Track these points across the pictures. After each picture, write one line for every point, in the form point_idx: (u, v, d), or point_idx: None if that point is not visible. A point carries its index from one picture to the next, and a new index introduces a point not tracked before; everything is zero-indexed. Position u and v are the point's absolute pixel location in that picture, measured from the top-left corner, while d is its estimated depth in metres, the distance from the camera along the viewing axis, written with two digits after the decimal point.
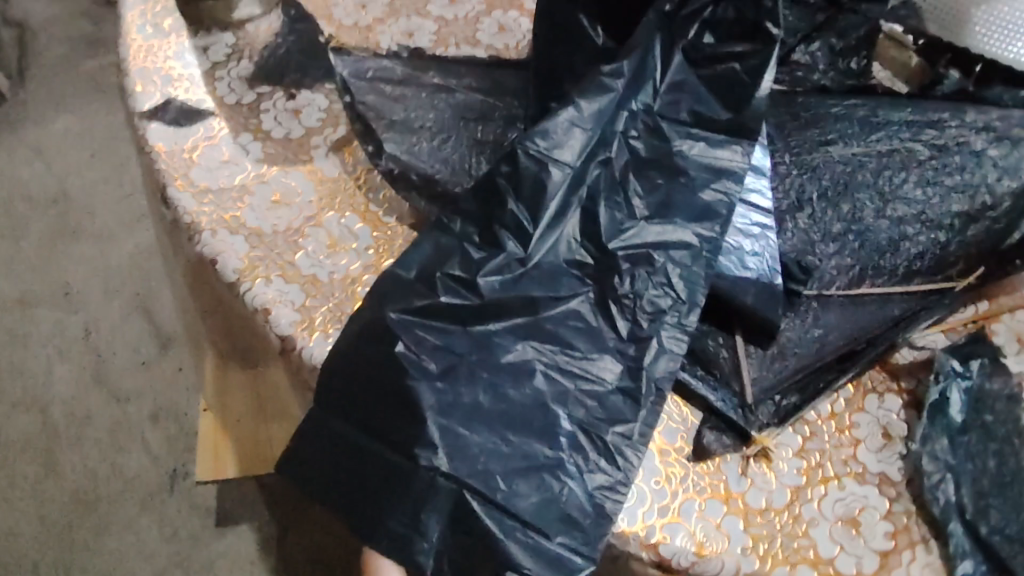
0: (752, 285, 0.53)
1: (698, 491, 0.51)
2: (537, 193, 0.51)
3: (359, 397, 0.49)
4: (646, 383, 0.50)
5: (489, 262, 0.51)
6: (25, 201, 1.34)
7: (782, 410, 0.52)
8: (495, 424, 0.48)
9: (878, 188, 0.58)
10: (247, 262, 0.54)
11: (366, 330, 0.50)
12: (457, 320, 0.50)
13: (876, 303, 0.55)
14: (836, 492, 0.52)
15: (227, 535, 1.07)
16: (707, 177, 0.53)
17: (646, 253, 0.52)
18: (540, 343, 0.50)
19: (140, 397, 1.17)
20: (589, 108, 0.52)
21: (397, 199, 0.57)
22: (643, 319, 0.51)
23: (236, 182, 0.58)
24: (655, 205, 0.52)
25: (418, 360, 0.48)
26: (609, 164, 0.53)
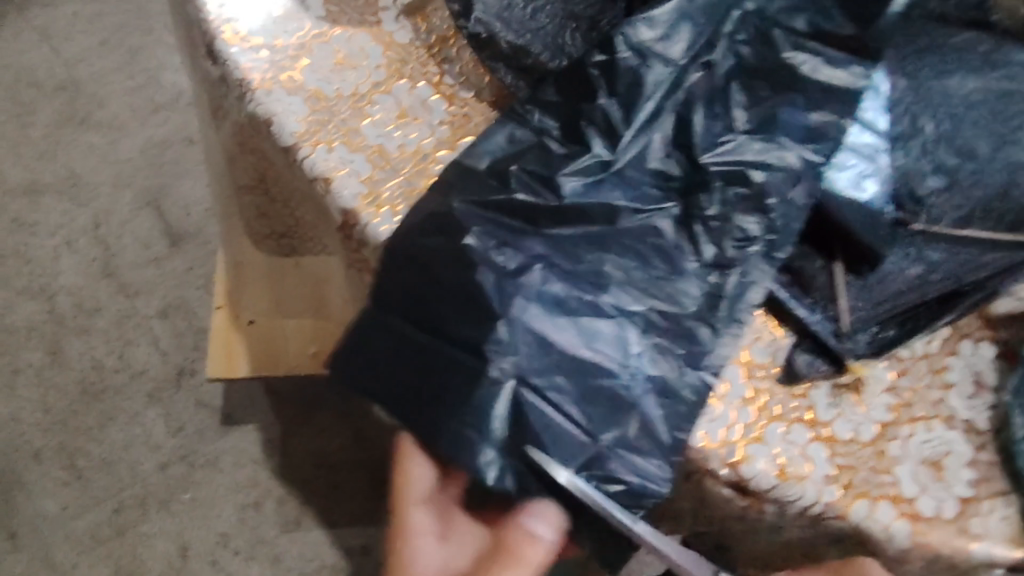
0: (859, 208, 0.49)
1: (782, 414, 0.46)
2: (630, 91, 0.47)
3: (418, 295, 0.44)
4: (725, 308, 0.45)
5: (576, 160, 0.47)
6: (35, 78, 1.28)
7: (877, 340, 0.48)
8: (568, 330, 0.44)
9: (993, 128, 0.52)
10: (306, 126, 0.49)
11: (434, 225, 0.45)
12: (529, 221, 0.45)
13: (988, 245, 0.49)
14: (925, 432, 0.47)
15: (232, 434, 1.05)
16: (819, 96, 0.46)
17: (741, 171, 0.46)
18: (619, 257, 0.45)
19: (150, 290, 1.13)
20: (701, 1, 0.48)
21: (475, 70, 0.52)
22: (731, 244, 0.45)
23: (293, 41, 0.52)
24: (758, 115, 0.46)
25: (488, 253, 0.44)
26: (712, 69, 0.47)
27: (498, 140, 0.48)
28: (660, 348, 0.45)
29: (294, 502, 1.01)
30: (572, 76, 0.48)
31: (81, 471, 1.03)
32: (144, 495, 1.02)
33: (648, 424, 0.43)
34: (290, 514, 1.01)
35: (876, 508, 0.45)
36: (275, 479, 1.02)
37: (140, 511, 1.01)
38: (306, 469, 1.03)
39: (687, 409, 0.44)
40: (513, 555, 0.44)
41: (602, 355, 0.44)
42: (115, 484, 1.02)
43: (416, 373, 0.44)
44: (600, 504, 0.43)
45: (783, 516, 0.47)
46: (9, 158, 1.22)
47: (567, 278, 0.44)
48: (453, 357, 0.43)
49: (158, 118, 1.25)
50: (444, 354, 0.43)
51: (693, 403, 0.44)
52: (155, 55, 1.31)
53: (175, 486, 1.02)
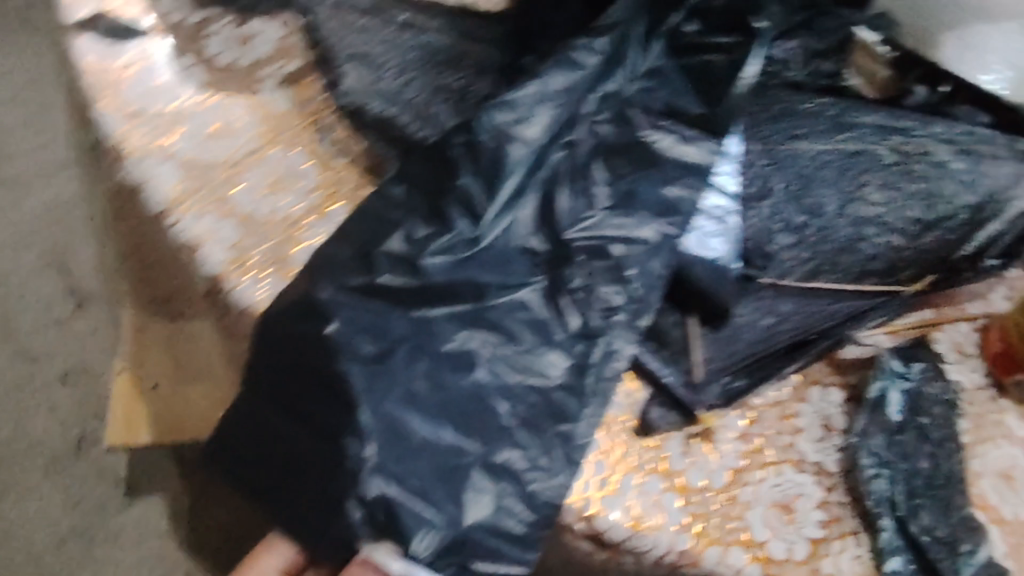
0: (710, 264, 0.53)
1: (637, 466, 0.49)
2: (492, 167, 0.48)
3: (290, 376, 0.45)
4: (590, 377, 0.48)
5: (438, 239, 0.48)
6: None
7: (731, 391, 0.51)
8: (432, 409, 0.45)
9: (839, 186, 0.58)
10: (177, 192, 0.50)
11: (300, 309, 0.46)
12: (396, 300, 0.46)
13: (831, 298, 0.54)
14: (776, 477, 0.50)
15: (135, 506, 0.96)
16: (675, 171, 0.51)
17: (602, 244, 0.49)
18: (484, 335, 0.47)
19: (51, 356, 1.07)
20: (559, 83, 0.50)
21: (349, 139, 0.53)
22: (593, 314, 0.49)
23: (169, 108, 0.53)
24: (620, 190, 0.50)
25: (350, 341, 0.45)
26: (572, 147, 0.51)
27: (365, 211, 0.49)
28: (530, 426, 0.46)
29: None
30: (435, 155, 0.50)
31: None
32: None
33: (513, 509, 0.45)
34: None
35: (728, 553, 0.47)
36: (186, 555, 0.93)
37: None
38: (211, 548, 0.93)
39: (551, 489, 0.46)
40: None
41: (462, 439, 0.45)
42: None
43: (289, 458, 0.45)
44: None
45: (644, 563, 0.49)
46: None
47: (436, 364, 0.46)
48: (323, 446, 0.44)
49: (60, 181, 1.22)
50: (315, 440, 0.44)
51: (560, 479, 0.46)
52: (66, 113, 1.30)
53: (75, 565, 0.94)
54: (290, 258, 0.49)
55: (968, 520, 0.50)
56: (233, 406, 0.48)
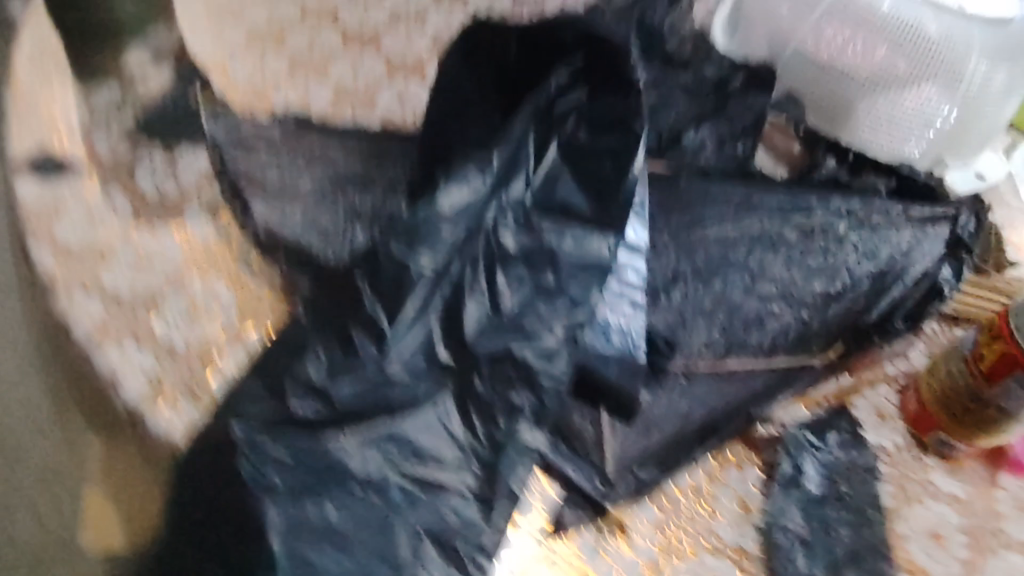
0: (618, 362, 0.54)
1: (553, 564, 0.53)
2: (396, 288, 0.49)
3: (199, 509, 0.47)
4: (500, 484, 0.51)
5: (344, 367, 0.49)
6: None
7: (641, 485, 0.54)
8: (346, 523, 0.47)
9: (747, 266, 0.59)
10: (98, 321, 0.52)
11: (220, 450, 0.48)
12: (308, 427, 0.48)
13: (737, 382, 0.57)
14: (695, 562, 0.53)
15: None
16: (573, 273, 0.51)
17: (507, 350, 0.51)
18: (388, 449, 0.48)
19: None
20: (461, 199, 0.48)
21: (266, 266, 0.57)
22: (499, 423, 0.51)
23: (95, 234, 0.55)
24: (524, 295, 0.51)
25: (263, 476, 0.47)
26: (473, 263, 0.50)
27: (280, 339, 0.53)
28: (435, 537, 0.49)
29: None
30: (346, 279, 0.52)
31: None
32: None
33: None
34: None
35: None
36: None
37: None
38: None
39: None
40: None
41: (371, 555, 0.47)
42: None
43: None
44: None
45: None
46: None
47: (348, 483, 0.48)
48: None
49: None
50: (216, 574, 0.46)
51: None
52: None
53: None
54: (203, 385, 0.53)
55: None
56: (126, 552, 0.47)
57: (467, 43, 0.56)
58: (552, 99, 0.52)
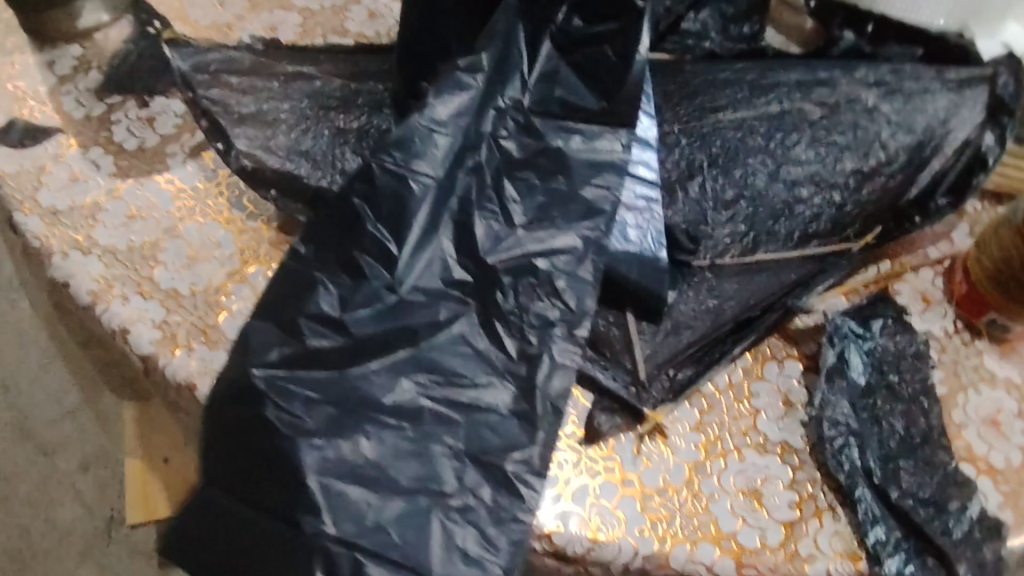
0: (637, 260, 0.51)
1: (592, 472, 0.48)
2: (398, 214, 0.48)
3: (239, 462, 0.43)
4: (539, 399, 0.46)
5: (356, 293, 0.47)
6: None
7: (675, 383, 0.50)
8: (383, 465, 0.43)
9: (768, 151, 0.56)
10: (104, 280, 0.50)
11: (232, 384, 0.45)
12: (323, 360, 0.45)
13: (771, 271, 0.53)
14: (738, 463, 0.49)
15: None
16: (587, 171, 0.51)
17: (524, 263, 0.49)
18: (423, 376, 0.45)
19: (66, 447, 1.10)
20: (445, 111, 0.50)
21: (258, 202, 0.53)
22: (530, 331, 0.47)
23: (86, 200, 0.54)
24: (530, 196, 0.50)
25: (285, 419, 0.43)
26: (480, 172, 0.50)
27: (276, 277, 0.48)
28: (487, 466, 0.44)
29: None
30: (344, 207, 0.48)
31: None
32: None
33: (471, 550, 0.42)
34: None
35: (697, 549, 0.46)
36: None
37: None
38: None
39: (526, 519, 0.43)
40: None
41: (419, 491, 0.43)
42: None
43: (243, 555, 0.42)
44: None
45: None
46: None
47: (383, 416, 0.44)
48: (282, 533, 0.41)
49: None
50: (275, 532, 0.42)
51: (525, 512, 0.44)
52: None
53: None
54: (217, 329, 0.49)
55: (953, 475, 0.48)
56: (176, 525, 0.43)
57: None
58: None
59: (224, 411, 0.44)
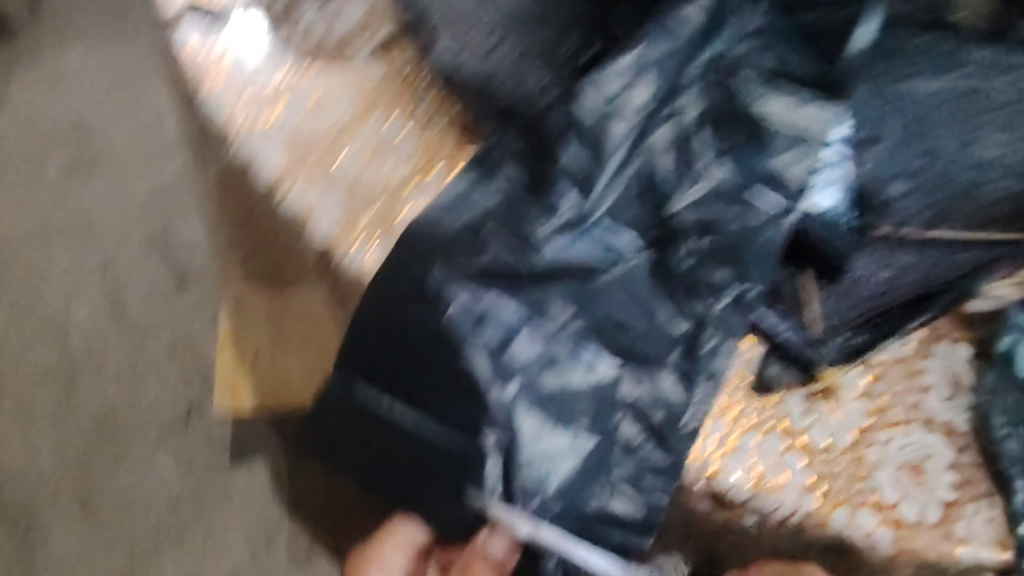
0: (822, 223, 0.46)
1: (757, 424, 0.47)
2: (596, 141, 0.46)
3: (412, 361, 0.46)
4: (706, 345, 0.46)
5: (555, 216, 0.46)
6: (41, 126, 1.39)
7: (850, 347, 0.48)
8: (558, 381, 0.45)
9: (957, 125, 0.47)
10: (285, 165, 0.51)
11: (411, 295, 0.46)
12: (512, 278, 0.46)
13: (949, 250, 0.48)
14: (905, 436, 0.47)
15: (240, 471, 1.11)
16: (783, 139, 0.44)
17: (711, 220, 0.45)
18: (603, 307, 0.46)
19: (159, 329, 1.22)
20: (658, 46, 0.46)
21: (443, 102, 0.53)
22: (700, 299, 0.46)
23: (268, 85, 0.53)
24: (726, 151, 0.45)
25: (470, 325, 0.45)
26: (679, 115, 0.46)
27: (460, 190, 0.48)
28: (645, 400, 0.45)
29: (303, 539, 1.07)
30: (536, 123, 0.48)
31: (90, 512, 1.10)
32: (155, 536, 1.09)
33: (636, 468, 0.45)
34: (299, 550, 1.07)
35: (856, 515, 0.45)
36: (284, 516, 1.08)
37: (154, 551, 1.08)
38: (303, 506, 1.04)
39: (666, 463, 0.45)
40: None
41: (584, 414, 0.45)
42: (125, 525, 1.09)
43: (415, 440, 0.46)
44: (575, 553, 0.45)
45: (770, 529, 0.47)
46: (19, 202, 1.33)
47: (547, 350, 0.45)
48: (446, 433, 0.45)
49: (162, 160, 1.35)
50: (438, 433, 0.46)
51: (668, 459, 0.45)
52: (153, 93, 1.41)
53: (186, 524, 1.09)
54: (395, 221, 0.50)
55: None
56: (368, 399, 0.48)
57: None
58: None
59: (387, 308, 0.47)
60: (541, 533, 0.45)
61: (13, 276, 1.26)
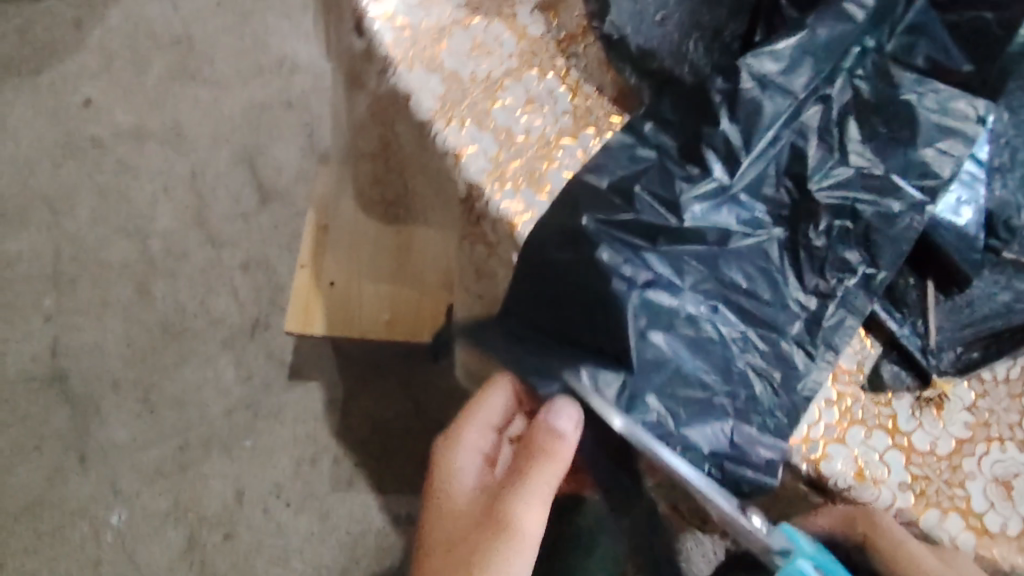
0: (954, 233, 0.49)
1: (864, 418, 0.48)
2: (749, 124, 0.48)
3: (552, 300, 0.48)
4: (829, 317, 0.48)
5: (696, 185, 0.48)
6: (150, 30, 1.46)
7: (962, 360, 0.49)
8: (689, 335, 0.47)
9: None
10: (444, 103, 0.53)
11: (560, 236, 0.49)
12: (648, 236, 0.48)
13: None
14: (999, 452, 0.48)
15: (295, 390, 1.22)
16: (935, 132, 0.47)
17: (850, 205, 0.48)
18: (739, 270, 0.48)
19: (235, 245, 1.31)
20: (824, 36, 0.48)
21: (602, 68, 0.55)
22: (831, 275, 0.48)
23: (436, 25, 0.56)
24: (875, 140, 0.48)
25: (619, 266, 0.47)
26: (829, 101, 0.49)
27: (619, 155, 0.51)
28: (765, 367, 0.48)
29: (347, 462, 1.19)
30: (693, 96, 0.50)
31: (153, 405, 1.22)
32: (209, 434, 1.20)
33: (751, 430, 0.47)
34: (341, 471, 1.19)
35: (945, 519, 0.46)
36: (332, 437, 1.20)
37: (205, 448, 1.20)
38: (362, 432, 1.20)
39: (788, 425, 0.47)
40: (544, 452, 0.49)
41: (705, 372, 0.47)
42: (184, 422, 1.21)
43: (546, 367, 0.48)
44: (706, 492, 0.44)
45: None
46: (122, 101, 1.40)
47: (686, 302, 0.48)
48: (592, 370, 0.46)
49: (260, 81, 1.42)
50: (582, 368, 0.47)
51: (786, 421, 0.47)
52: (263, 16, 1.48)
53: (240, 430, 1.21)
54: (543, 176, 0.52)
55: None
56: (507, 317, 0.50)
57: None
58: None
59: (538, 240, 0.49)
60: (676, 467, 0.44)
61: (105, 172, 1.35)
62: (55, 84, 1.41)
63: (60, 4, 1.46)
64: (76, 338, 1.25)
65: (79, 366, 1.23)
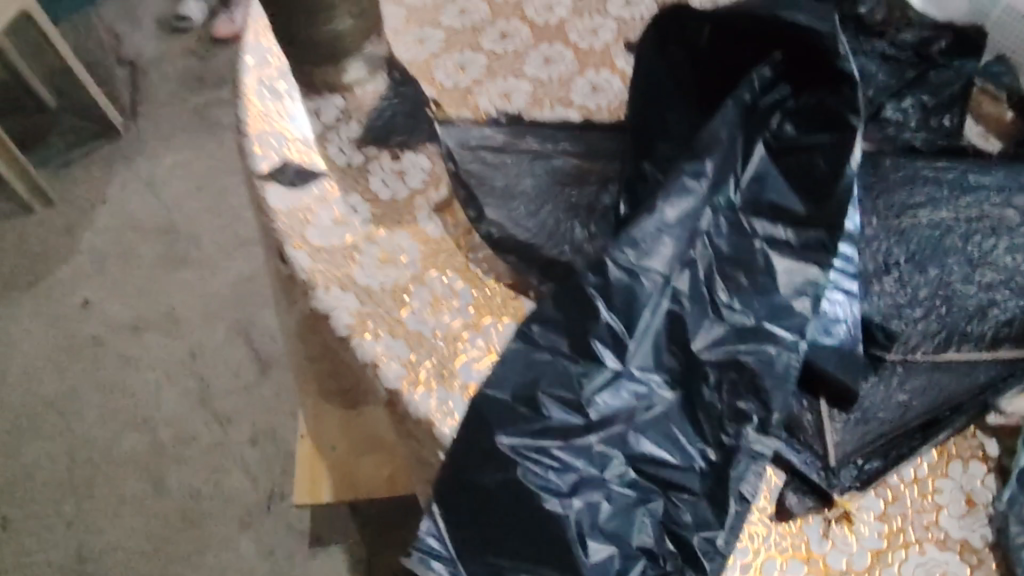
0: (833, 352, 0.54)
1: (778, 550, 0.52)
2: (628, 307, 0.51)
3: (488, 519, 0.49)
4: (738, 465, 0.51)
5: (593, 379, 0.51)
6: (137, 228, 1.57)
7: (864, 474, 0.52)
8: (620, 511, 0.49)
9: (964, 253, 0.58)
10: (359, 318, 0.59)
11: (479, 457, 0.50)
12: (563, 436, 0.50)
13: (965, 370, 0.55)
14: (919, 556, 0.51)
15: (318, 557, 1.22)
16: (789, 269, 0.53)
17: (733, 359, 0.52)
18: (651, 443, 0.51)
19: (240, 418, 1.36)
20: (673, 213, 0.52)
21: (494, 261, 0.60)
22: (728, 429, 0.52)
23: (347, 243, 0.63)
24: (739, 291, 0.53)
25: (537, 478, 0.49)
26: (693, 264, 0.53)
27: (517, 363, 0.53)
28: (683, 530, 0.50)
29: None
30: (569, 293, 0.53)
31: None
32: None
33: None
34: None
35: None
36: None
37: None
38: None
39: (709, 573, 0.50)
40: None
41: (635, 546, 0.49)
42: None
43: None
44: None
45: None
46: (118, 299, 1.49)
47: (604, 487, 0.50)
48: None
49: (245, 256, 1.52)
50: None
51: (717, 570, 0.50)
52: (240, 198, 1.59)
53: None
54: (454, 372, 0.56)
55: None
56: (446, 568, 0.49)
57: (659, 31, 0.62)
58: (757, 99, 0.55)
59: (456, 476, 0.50)
60: None
61: (110, 367, 1.42)
62: (54, 294, 1.51)
63: (53, 215, 1.59)
64: (98, 535, 1.28)
65: (102, 561, 1.26)
